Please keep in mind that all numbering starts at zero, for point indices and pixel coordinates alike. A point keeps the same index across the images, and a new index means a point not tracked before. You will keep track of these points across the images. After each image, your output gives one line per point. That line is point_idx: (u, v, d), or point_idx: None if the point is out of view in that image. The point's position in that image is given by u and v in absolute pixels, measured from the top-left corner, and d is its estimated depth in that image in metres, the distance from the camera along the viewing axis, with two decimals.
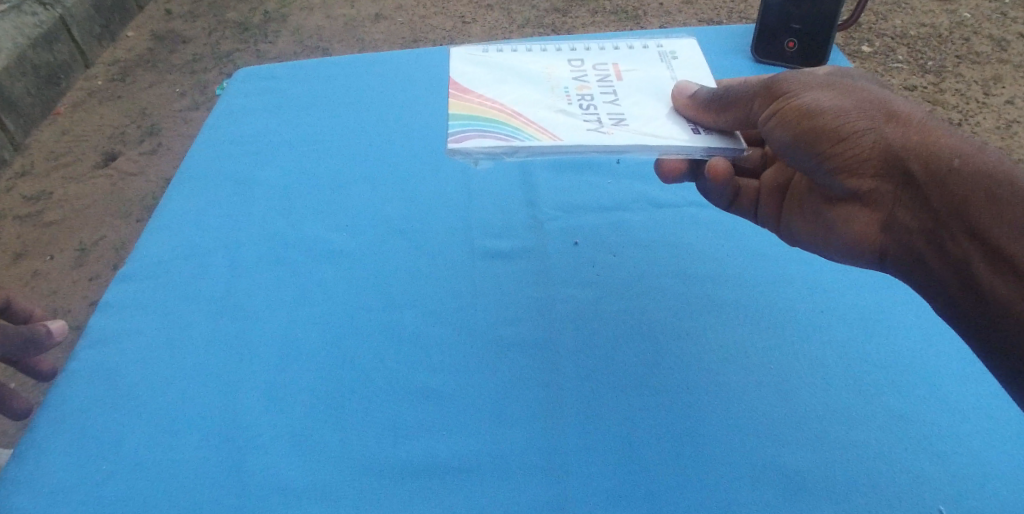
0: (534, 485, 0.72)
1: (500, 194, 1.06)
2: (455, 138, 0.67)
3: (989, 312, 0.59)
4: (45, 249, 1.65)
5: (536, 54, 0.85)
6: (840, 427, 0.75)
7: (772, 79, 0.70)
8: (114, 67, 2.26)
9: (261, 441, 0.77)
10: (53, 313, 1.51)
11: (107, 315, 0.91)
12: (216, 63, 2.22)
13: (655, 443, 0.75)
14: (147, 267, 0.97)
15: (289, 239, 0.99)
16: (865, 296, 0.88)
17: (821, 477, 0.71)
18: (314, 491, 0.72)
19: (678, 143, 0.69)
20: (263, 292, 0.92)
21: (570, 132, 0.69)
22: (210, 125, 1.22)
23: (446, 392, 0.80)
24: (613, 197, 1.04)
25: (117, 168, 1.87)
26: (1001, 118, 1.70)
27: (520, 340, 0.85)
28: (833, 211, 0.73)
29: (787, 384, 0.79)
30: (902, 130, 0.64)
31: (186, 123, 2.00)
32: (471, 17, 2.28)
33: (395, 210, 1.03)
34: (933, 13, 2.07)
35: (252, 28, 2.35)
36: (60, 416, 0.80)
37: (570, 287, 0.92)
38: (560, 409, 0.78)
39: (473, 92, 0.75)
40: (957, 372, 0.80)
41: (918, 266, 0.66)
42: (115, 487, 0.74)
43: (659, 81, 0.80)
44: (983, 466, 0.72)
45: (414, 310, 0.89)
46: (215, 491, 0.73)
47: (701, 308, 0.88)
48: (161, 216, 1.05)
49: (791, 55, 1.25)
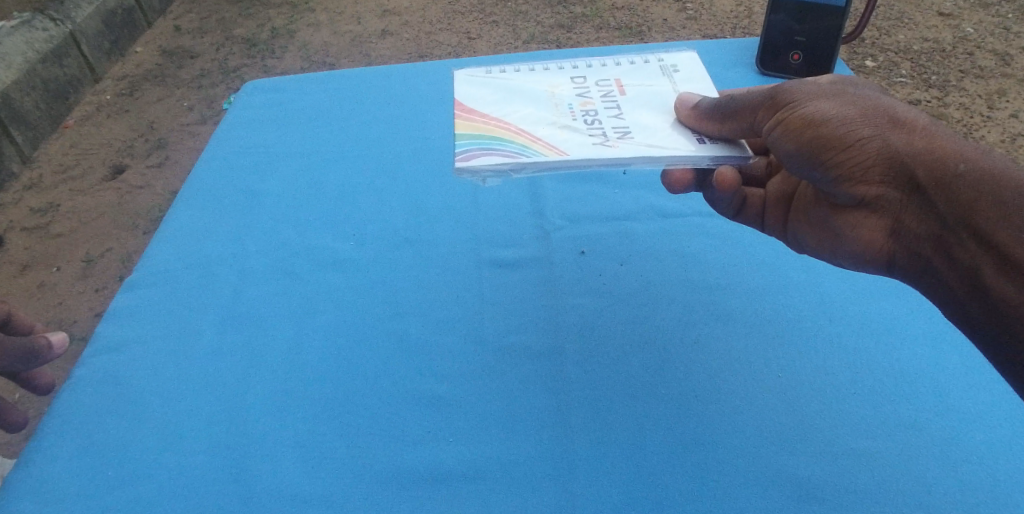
0: (539, 494, 0.71)
1: (506, 205, 1.06)
2: (461, 157, 0.67)
3: (999, 317, 0.59)
4: (51, 261, 1.66)
5: (538, 72, 0.85)
6: (850, 434, 0.74)
7: (774, 89, 0.70)
8: (123, 81, 2.29)
9: (266, 449, 0.76)
10: (60, 324, 1.51)
11: (114, 323, 0.91)
12: (224, 78, 2.25)
13: (663, 453, 0.74)
14: (154, 276, 0.97)
15: (295, 249, 0.99)
16: (874, 304, 0.88)
17: (831, 485, 0.70)
18: (319, 500, 0.72)
19: (684, 153, 0.69)
20: (269, 302, 0.92)
21: (575, 147, 0.69)
22: (217, 137, 1.23)
23: (452, 401, 0.80)
24: (619, 207, 1.04)
25: (124, 181, 1.88)
26: (1006, 131, 1.70)
27: (527, 349, 0.85)
28: (839, 218, 0.73)
29: (795, 393, 0.79)
30: (907, 136, 0.64)
31: (193, 137, 2.01)
32: (476, 33, 2.30)
33: (402, 220, 1.03)
34: (936, 28, 2.08)
35: (260, 43, 2.38)
36: (66, 423, 0.80)
37: (576, 296, 0.91)
38: (565, 417, 0.77)
39: (478, 111, 0.75)
40: (968, 379, 0.79)
41: (927, 272, 0.66)
42: (118, 495, 0.73)
43: (662, 94, 0.80)
44: (997, 474, 0.70)
45: (420, 319, 0.89)
46: (219, 499, 0.72)
47: (708, 316, 0.88)
48: (169, 226, 1.05)
49: (797, 67, 1.25)
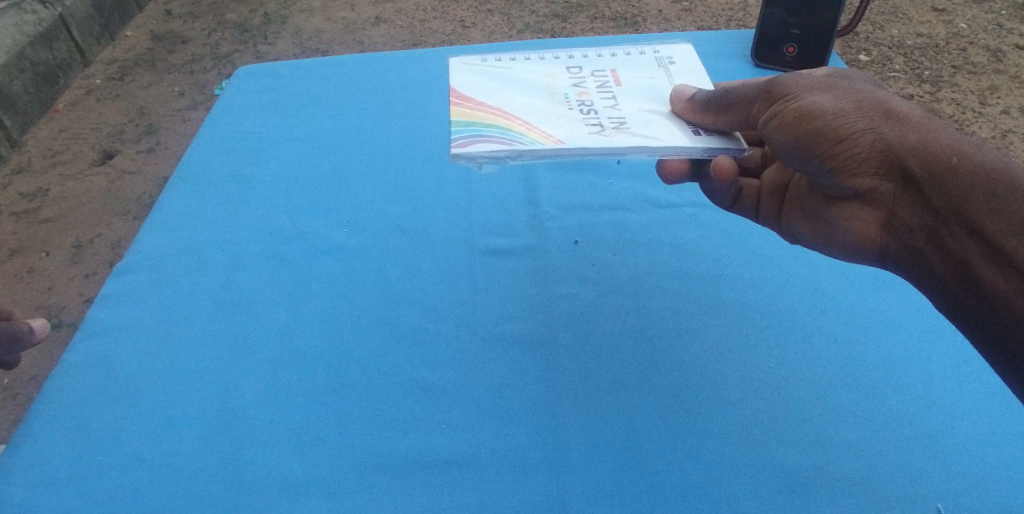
0: (532, 481, 0.71)
1: (500, 194, 1.05)
2: (457, 144, 0.67)
3: (991, 309, 0.59)
4: (40, 246, 1.64)
5: (534, 62, 0.85)
6: (839, 425, 0.75)
7: (771, 81, 0.70)
8: (113, 66, 2.26)
9: (259, 435, 0.76)
10: (49, 309, 1.50)
11: (106, 308, 0.90)
12: (216, 63, 2.22)
13: (655, 441, 0.74)
14: (144, 262, 0.96)
15: (288, 236, 0.99)
16: (864, 295, 0.88)
17: (820, 475, 0.71)
18: (312, 485, 0.72)
19: (680, 145, 0.69)
20: (261, 288, 0.92)
21: (572, 136, 0.69)
22: (209, 122, 1.21)
23: (446, 389, 0.80)
24: (614, 197, 1.04)
25: (114, 166, 1.86)
26: (996, 127, 1.72)
27: (520, 338, 0.85)
28: (833, 210, 0.73)
29: (785, 383, 0.79)
30: (900, 129, 0.64)
31: (184, 122, 1.99)
32: (471, 22, 2.29)
33: (396, 208, 1.02)
34: (929, 23, 2.09)
35: (252, 29, 2.36)
36: (57, 409, 0.80)
37: (570, 285, 0.92)
38: (559, 405, 0.78)
39: (473, 99, 0.75)
40: (956, 373, 0.79)
41: (919, 265, 0.66)
42: (109, 479, 0.73)
43: (658, 86, 0.80)
44: (982, 465, 0.71)
45: (414, 306, 0.89)
46: (211, 484, 0.72)
47: (701, 307, 0.88)
48: (161, 211, 1.04)
49: (791, 60, 1.26)
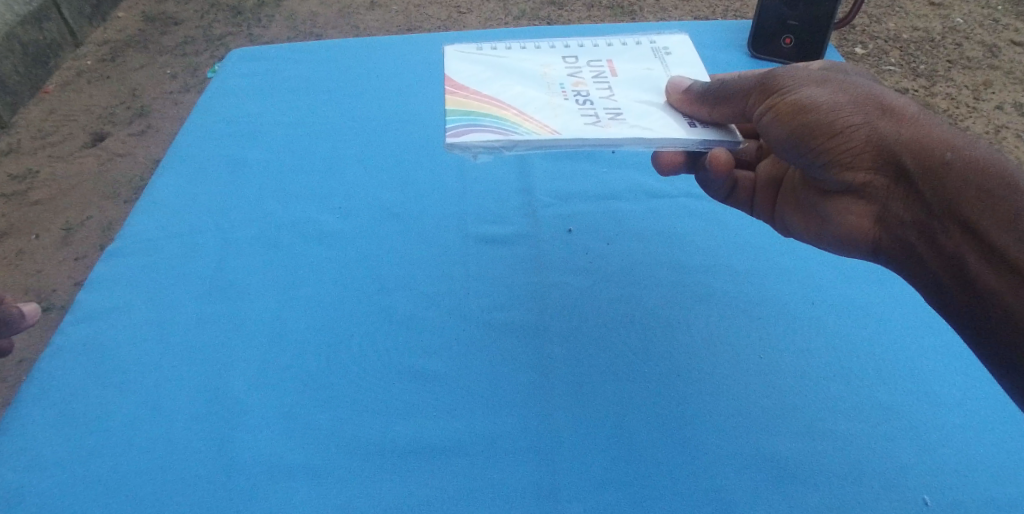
0: (524, 468, 0.72)
1: (494, 182, 1.05)
2: (452, 133, 0.66)
3: (982, 305, 0.60)
4: (30, 229, 1.63)
5: (530, 51, 0.84)
6: (829, 416, 0.76)
7: (767, 74, 0.70)
8: (104, 47, 2.23)
9: (250, 420, 0.76)
10: (38, 292, 1.49)
11: (96, 292, 0.90)
12: (208, 45, 2.19)
13: (647, 430, 0.75)
14: (135, 246, 0.95)
15: (281, 221, 0.98)
16: (856, 288, 0.89)
17: (809, 465, 0.72)
18: (303, 470, 0.72)
19: (676, 136, 0.69)
20: (253, 274, 0.91)
21: (567, 126, 0.69)
22: (202, 105, 1.20)
23: (438, 377, 0.80)
24: (609, 187, 1.04)
25: (105, 148, 1.84)
26: (990, 122, 1.72)
27: (512, 326, 0.85)
28: (827, 204, 0.73)
29: (775, 375, 0.80)
30: (895, 124, 0.64)
31: (176, 105, 1.97)
32: (466, 8, 2.27)
33: (389, 195, 1.02)
34: (926, 18, 2.09)
35: (246, 11, 2.32)
36: (46, 393, 0.79)
37: (563, 274, 0.92)
38: (551, 392, 0.78)
39: (468, 88, 0.74)
40: (944, 367, 0.80)
41: (910, 258, 0.66)
42: (99, 464, 0.73)
43: (654, 77, 0.80)
44: (968, 459, 0.72)
45: (407, 293, 0.89)
46: (202, 468, 0.72)
47: (693, 298, 0.89)
48: (152, 194, 1.03)
49: (787, 52, 1.25)
